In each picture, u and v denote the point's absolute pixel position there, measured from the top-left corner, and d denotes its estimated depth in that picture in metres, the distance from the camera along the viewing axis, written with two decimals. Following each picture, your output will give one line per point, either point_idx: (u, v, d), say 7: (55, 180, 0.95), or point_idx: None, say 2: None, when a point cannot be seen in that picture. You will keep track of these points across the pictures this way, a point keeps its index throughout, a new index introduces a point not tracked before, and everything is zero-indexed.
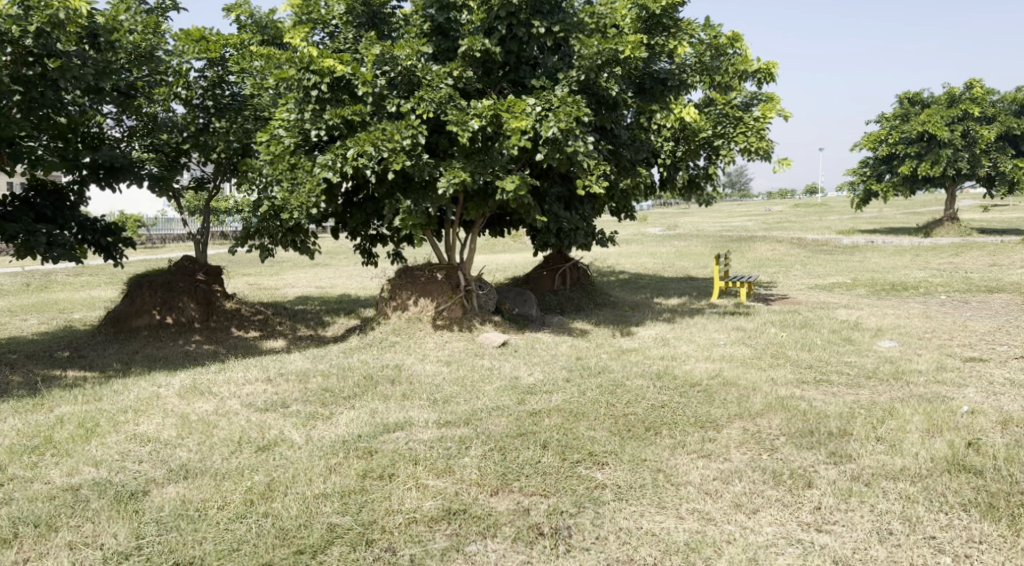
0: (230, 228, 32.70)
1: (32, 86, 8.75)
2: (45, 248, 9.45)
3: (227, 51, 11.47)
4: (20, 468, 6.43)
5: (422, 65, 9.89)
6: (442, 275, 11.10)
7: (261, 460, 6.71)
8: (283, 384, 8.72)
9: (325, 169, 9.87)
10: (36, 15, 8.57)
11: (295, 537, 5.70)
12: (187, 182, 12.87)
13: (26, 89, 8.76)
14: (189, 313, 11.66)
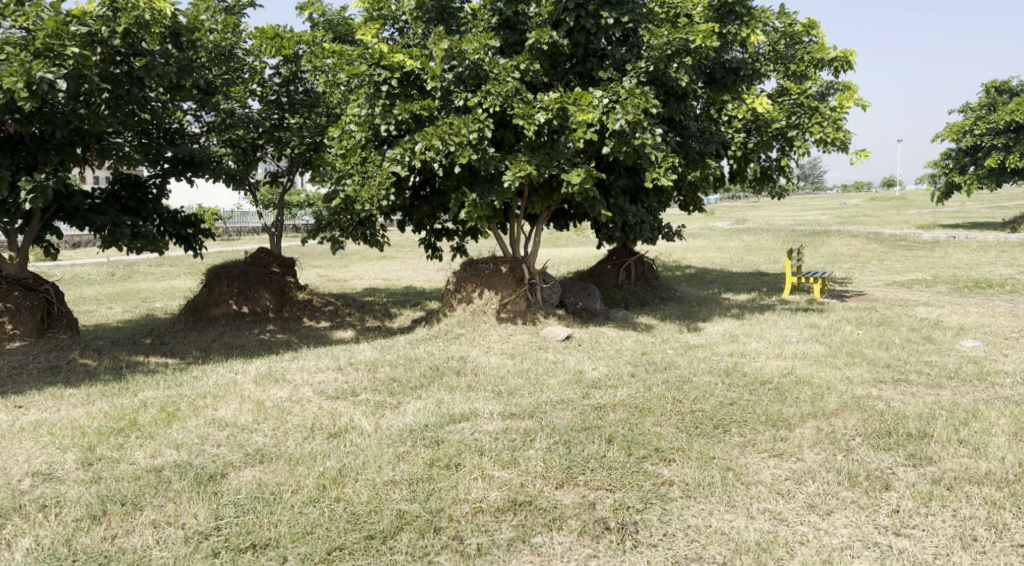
0: (301, 222, 33.38)
1: (120, 84, 9.19)
2: (129, 240, 9.78)
3: (301, 48, 11.69)
4: (108, 449, 6.66)
5: (490, 59, 9.88)
6: (507, 269, 11.10)
7: (332, 446, 6.84)
8: (352, 373, 8.86)
9: (394, 163, 9.97)
10: (124, 16, 8.91)
11: (366, 522, 5.79)
12: (261, 176, 13.15)
13: (114, 87, 9.21)
14: (263, 303, 11.99)
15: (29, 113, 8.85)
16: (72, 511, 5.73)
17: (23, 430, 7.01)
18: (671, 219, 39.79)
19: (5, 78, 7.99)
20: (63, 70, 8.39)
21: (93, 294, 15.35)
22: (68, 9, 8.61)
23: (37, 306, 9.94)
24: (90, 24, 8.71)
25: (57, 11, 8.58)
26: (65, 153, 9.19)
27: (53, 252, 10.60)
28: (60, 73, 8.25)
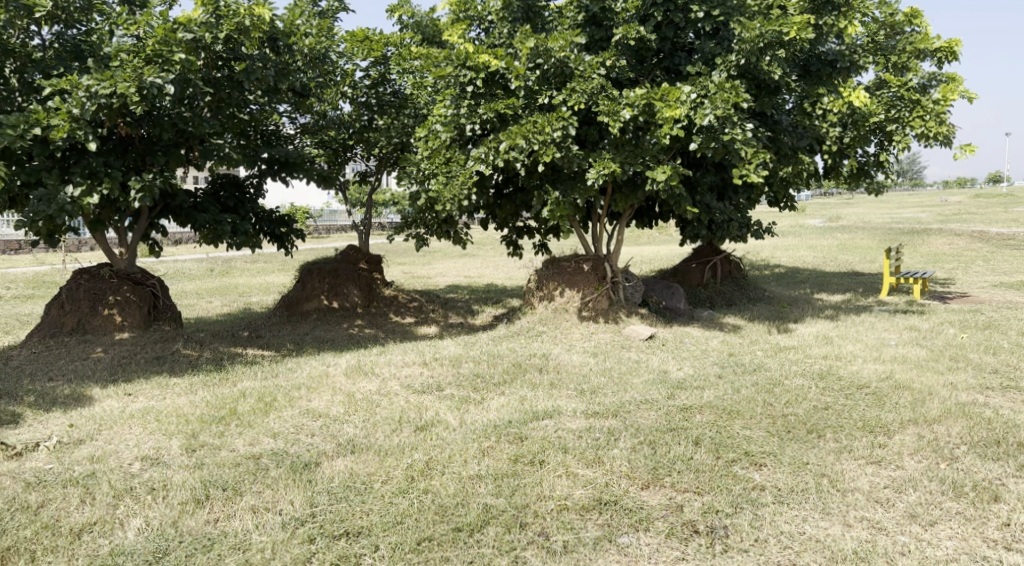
0: (388, 220, 33.99)
1: (221, 87, 9.56)
2: (230, 236, 10.18)
3: (389, 50, 11.85)
4: (210, 436, 6.89)
5: (575, 56, 9.74)
6: (589, 266, 11.04)
7: (419, 439, 6.92)
8: (437, 368, 8.95)
9: (479, 162, 10.01)
10: (225, 23, 9.19)
11: (453, 514, 5.84)
12: (352, 175, 13.44)
13: (215, 90, 9.57)
14: (352, 299, 12.24)
15: (140, 116, 9.31)
16: (178, 494, 5.92)
17: (132, 416, 7.32)
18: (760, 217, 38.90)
19: (119, 83, 8.47)
20: (171, 73, 8.86)
21: (194, 288, 15.92)
22: (176, 17, 8.94)
23: (143, 300, 10.35)
24: (196, 30, 8.96)
25: (166, 20, 8.99)
26: (171, 155, 9.53)
27: (158, 250, 11.01)
28: (168, 78, 8.67)
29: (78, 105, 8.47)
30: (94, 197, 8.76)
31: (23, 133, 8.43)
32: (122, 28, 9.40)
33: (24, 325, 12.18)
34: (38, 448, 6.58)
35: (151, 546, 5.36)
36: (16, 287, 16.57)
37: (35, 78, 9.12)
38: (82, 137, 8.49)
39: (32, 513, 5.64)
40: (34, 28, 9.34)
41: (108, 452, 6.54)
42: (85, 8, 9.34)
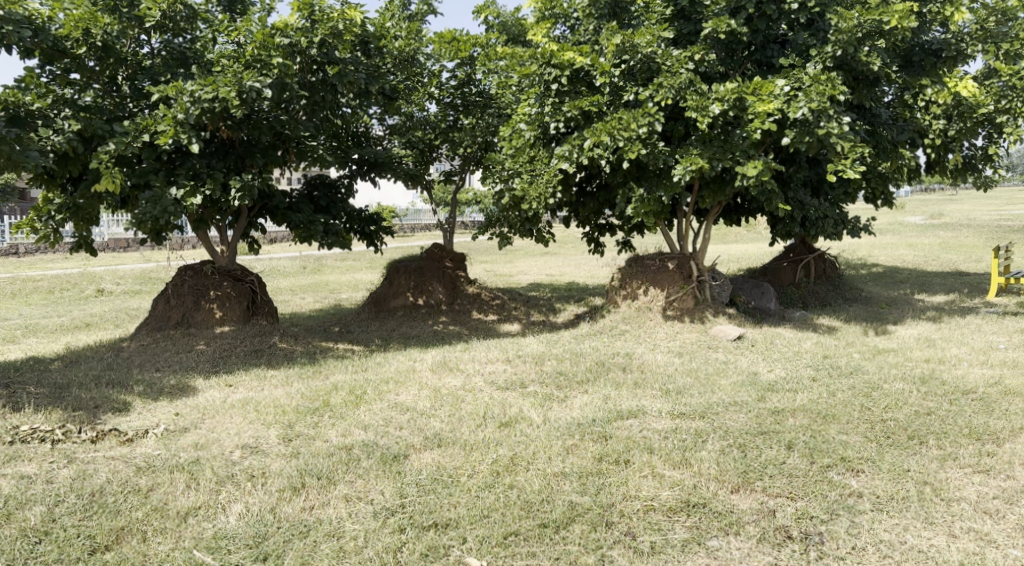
0: (470, 219, 34.28)
1: (316, 91, 9.69)
2: (322, 235, 10.50)
3: (476, 51, 11.91)
4: (305, 426, 7.09)
5: (662, 51, 9.54)
6: (674, 265, 10.86)
7: (504, 435, 6.96)
8: (521, 365, 8.98)
9: (562, 160, 9.91)
10: (320, 27, 9.42)
11: (539, 510, 5.86)
12: (436, 174, 13.57)
13: (311, 94, 9.71)
14: (437, 296, 12.40)
15: (240, 119, 9.54)
16: (276, 482, 6.10)
17: (233, 406, 7.58)
18: (855, 213, 37.71)
19: (220, 88, 8.83)
20: (269, 78, 9.21)
21: (288, 285, 16.41)
22: (273, 22, 9.26)
23: (242, 295, 10.69)
24: (292, 36, 9.29)
25: (264, 26, 9.33)
26: (269, 156, 9.89)
27: (257, 246, 11.38)
28: (266, 82, 8.98)
29: (183, 110, 8.87)
30: (197, 198, 9.13)
31: (133, 138, 8.93)
32: (224, 35, 9.75)
33: (131, 318, 12.76)
34: (148, 435, 6.86)
35: (251, 531, 5.52)
36: (124, 282, 17.37)
37: (144, 85, 9.62)
38: (186, 140, 8.84)
39: (143, 496, 5.85)
40: (144, 37, 9.80)
41: (211, 440, 6.78)
42: (190, 16, 9.70)
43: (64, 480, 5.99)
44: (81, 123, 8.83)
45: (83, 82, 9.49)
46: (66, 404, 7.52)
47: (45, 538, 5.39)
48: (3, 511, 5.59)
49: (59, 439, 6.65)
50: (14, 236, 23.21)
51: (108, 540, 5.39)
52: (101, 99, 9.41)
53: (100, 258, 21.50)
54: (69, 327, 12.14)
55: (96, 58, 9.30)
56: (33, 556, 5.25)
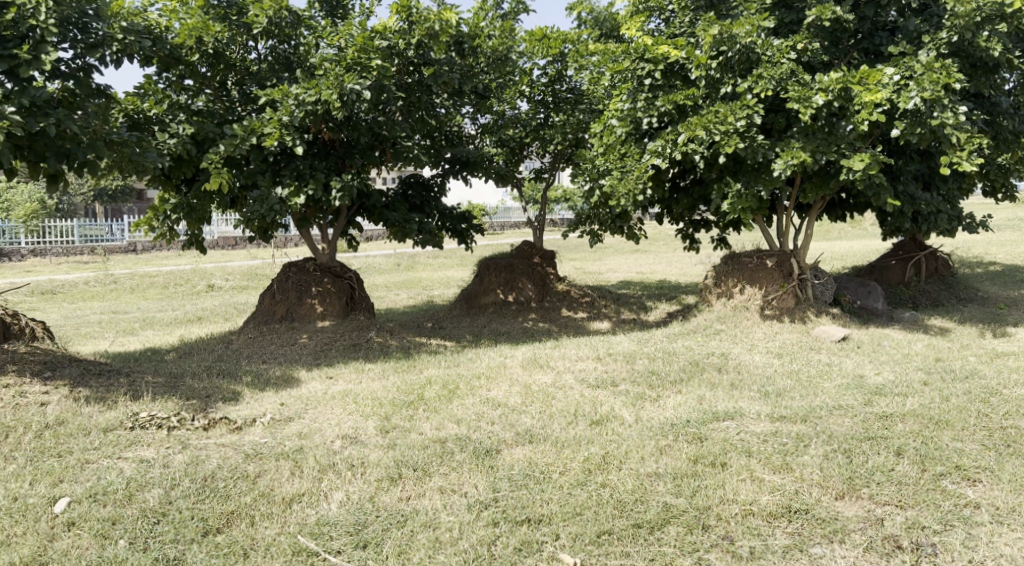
0: (559, 216, 34.24)
1: (413, 92, 9.96)
2: (416, 234, 10.69)
3: (566, 47, 11.78)
4: (400, 419, 7.19)
5: (762, 41, 9.26)
6: (773, 263, 10.55)
7: (595, 433, 6.90)
8: (612, 363, 8.88)
9: (655, 156, 9.68)
10: (417, 29, 9.51)
11: (632, 510, 5.78)
12: (527, 172, 13.54)
13: (407, 95, 9.96)
14: (526, 293, 12.39)
15: (340, 121, 9.89)
16: (374, 472, 6.19)
17: (333, 398, 7.76)
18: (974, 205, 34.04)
19: (323, 91, 9.05)
20: (368, 81, 9.23)
21: (383, 281, 16.73)
22: (373, 26, 9.45)
23: (342, 291, 10.91)
24: (390, 38, 9.52)
25: (364, 29, 9.52)
26: (368, 157, 10.13)
27: (356, 246, 11.60)
28: (365, 84, 9.07)
29: (288, 113, 9.21)
30: (301, 197, 9.46)
31: (241, 140, 9.19)
32: (327, 41, 9.80)
33: (239, 312, 13.21)
34: (255, 423, 7.08)
35: (351, 518, 5.62)
36: (232, 277, 18.05)
37: (252, 90, 9.98)
38: (291, 143, 9.21)
39: (251, 482, 6.02)
40: (252, 43, 10.07)
41: (314, 430, 6.94)
42: (294, 22, 9.78)
43: (179, 465, 6.19)
44: (194, 126, 9.33)
45: (194, 87, 9.88)
46: (180, 393, 7.81)
47: (163, 518, 5.58)
48: (126, 491, 5.79)
49: (174, 426, 6.91)
50: (133, 233, 24.43)
51: (219, 523, 5.56)
52: (212, 104, 9.86)
53: (210, 255, 22.38)
54: (182, 320, 12.64)
55: (207, 65, 9.90)
56: (152, 535, 5.43)
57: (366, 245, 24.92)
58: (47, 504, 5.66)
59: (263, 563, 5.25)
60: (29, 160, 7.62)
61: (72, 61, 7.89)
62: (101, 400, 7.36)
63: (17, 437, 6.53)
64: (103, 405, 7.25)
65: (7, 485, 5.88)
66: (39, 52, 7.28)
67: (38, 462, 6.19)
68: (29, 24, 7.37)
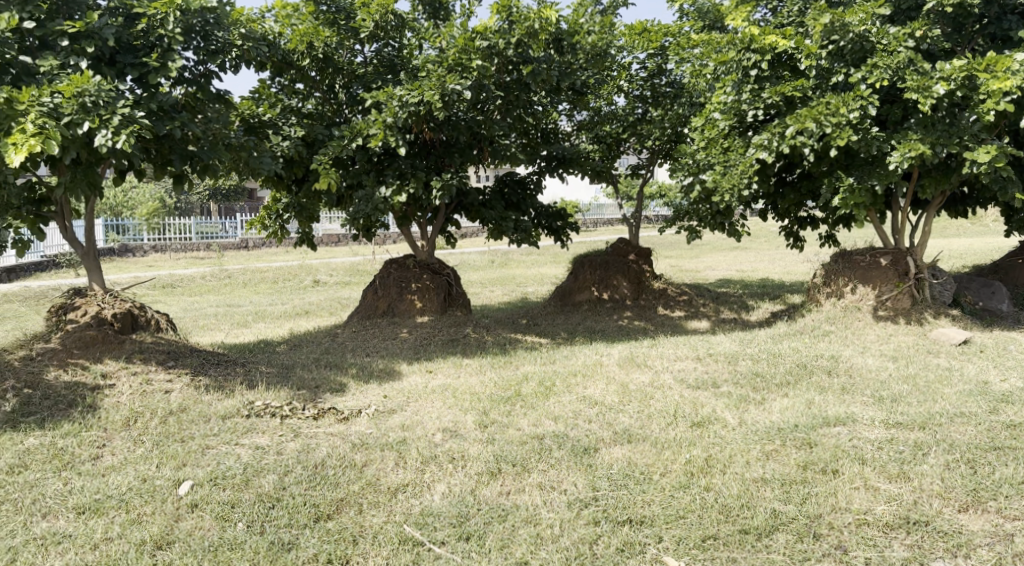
0: (654, 213, 33.76)
1: (510, 91, 9.91)
2: (512, 232, 10.72)
3: (667, 40, 11.54)
4: (499, 414, 7.16)
5: (878, 29, 8.87)
6: (887, 261, 10.09)
7: (696, 435, 6.70)
8: (713, 363, 8.63)
9: (760, 150, 9.30)
10: (517, 28, 9.44)
11: (739, 516, 5.58)
12: (624, 168, 13.26)
13: (505, 94, 9.99)
14: (622, 291, 12.19)
15: (441, 121, 9.94)
16: (474, 466, 6.17)
17: (433, 392, 7.80)
18: None
19: (426, 91, 9.14)
20: (469, 81, 9.45)
21: (478, 278, 16.79)
22: (474, 26, 9.43)
23: (440, 287, 10.96)
24: (491, 38, 9.43)
25: (466, 30, 9.51)
26: (467, 156, 10.25)
27: (454, 243, 11.64)
28: (467, 84, 9.21)
29: (392, 114, 9.24)
30: (403, 196, 9.55)
31: (349, 141, 9.53)
32: (429, 43, 10.12)
33: (343, 307, 13.47)
34: (361, 414, 7.17)
35: (454, 510, 5.60)
36: (335, 273, 18.43)
37: (357, 92, 10.11)
38: (394, 144, 9.25)
39: (358, 471, 6.08)
40: (358, 46, 10.25)
41: (415, 422, 6.98)
42: (400, 25, 9.96)
43: (292, 452, 6.30)
44: (303, 128, 9.61)
45: (306, 91, 10.20)
46: (291, 383, 7.99)
47: (277, 504, 5.65)
48: (243, 476, 5.92)
49: (286, 415, 7.06)
50: (244, 230, 25.30)
51: (330, 510, 5.60)
52: (321, 107, 10.25)
53: (315, 251, 22.97)
54: (289, 314, 12.97)
55: (317, 69, 9.97)
56: (267, 519, 5.50)
57: (462, 242, 25.09)
58: (172, 485, 5.81)
59: (371, 551, 5.24)
60: (155, 161, 7.90)
61: (197, 66, 8.14)
62: (219, 389, 7.60)
63: (144, 422, 6.78)
64: (222, 393, 7.48)
65: (136, 466, 6.07)
66: (166, 59, 7.59)
67: (164, 446, 6.38)
68: (158, 33, 7.70)
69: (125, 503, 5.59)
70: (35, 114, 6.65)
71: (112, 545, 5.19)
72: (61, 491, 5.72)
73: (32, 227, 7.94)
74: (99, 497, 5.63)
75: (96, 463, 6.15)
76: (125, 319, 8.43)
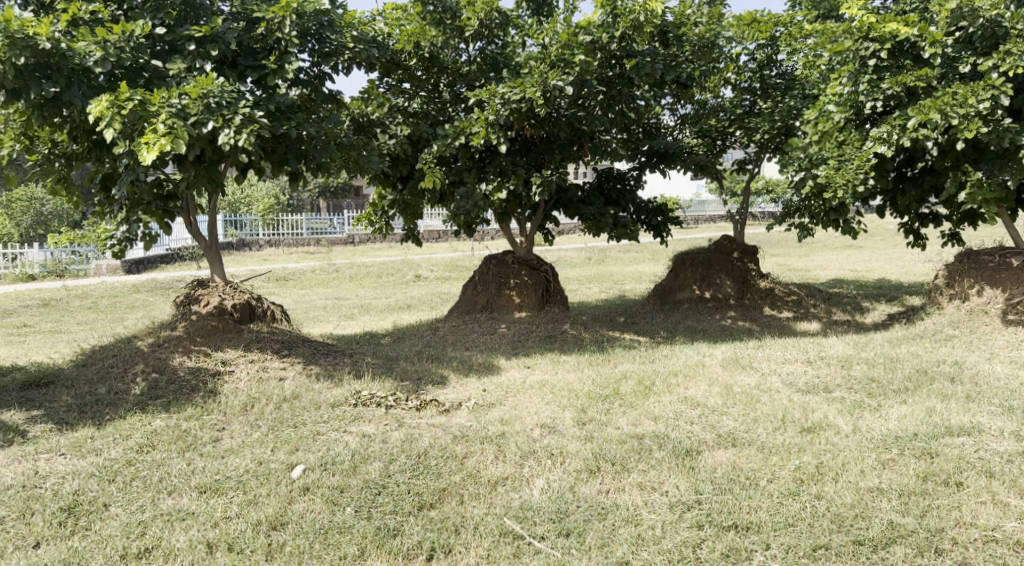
0: (759, 209, 32.87)
1: (613, 86, 9.79)
2: (610, 228, 10.55)
3: (778, 30, 11.12)
4: (597, 412, 7.03)
5: (1011, 13, 8.31)
6: (1019, 263, 9.46)
7: (807, 441, 6.41)
8: (824, 367, 8.26)
9: (878, 143, 8.86)
10: (622, 21, 9.25)
11: (853, 526, 5.29)
12: (729, 163, 12.85)
13: (608, 89, 9.85)
14: (725, 290, 11.81)
15: (541, 118, 9.79)
16: (573, 463, 6.05)
17: (531, 387, 7.74)
18: None
19: (528, 89, 9.06)
20: (571, 76, 9.26)
21: (576, 275, 16.65)
22: (578, 21, 9.32)
23: (538, 284, 10.87)
24: (594, 33, 9.33)
25: (569, 25, 9.43)
26: (567, 152, 10.09)
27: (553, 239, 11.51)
28: (569, 80, 9.05)
29: (494, 112, 9.21)
30: (503, 193, 9.53)
31: (453, 140, 9.50)
32: (532, 39, 10.01)
33: (443, 302, 13.54)
34: (461, 407, 7.17)
35: (554, 506, 5.50)
36: (436, 269, 18.61)
37: (461, 90, 10.13)
38: (496, 141, 9.20)
39: (459, 462, 6.05)
40: (462, 45, 10.24)
41: (514, 417, 6.92)
42: (503, 23, 9.92)
43: (396, 441, 6.34)
44: (410, 128, 9.73)
45: (411, 91, 10.28)
46: (395, 374, 8.07)
47: (383, 490, 5.67)
48: (351, 463, 5.98)
49: (391, 405, 7.11)
50: (351, 225, 25.89)
51: (432, 499, 5.59)
52: (426, 106, 10.26)
53: (417, 246, 23.29)
54: (392, 307, 13.14)
55: (423, 68, 10.08)
56: (374, 505, 5.52)
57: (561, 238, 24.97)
58: (285, 469, 5.91)
59: (472, 542, 5.19)
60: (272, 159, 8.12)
61: (311, 69, 8.29)
62: (329, 377, 7.74)
63: (260, 407, 6.94)
64: (330, 382, 7.61)
65: (253, 450, 6.21)
66: (283, 61, 7.78)
67: (278, 431, 6.52)
68: (276, 36, 7.85)
69: (242, 485, 5.71)
70: (165, 114, 6.88)
71: (230, 523, 5.28)
72: (185, 471, 5.88)
73: (159, 222, 8.18)
74: (219, 478, 5.76)
75: (216, 445, 6.31)
76: (243, 310, 8.62)
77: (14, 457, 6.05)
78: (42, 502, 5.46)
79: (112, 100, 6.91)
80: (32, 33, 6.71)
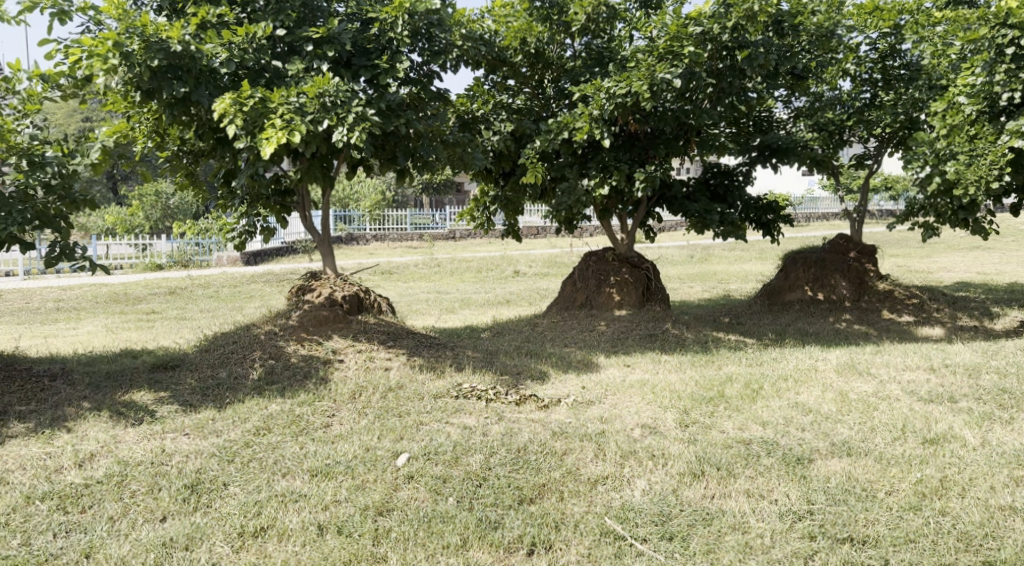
0: (876, 208, 31.57)
1: (723, 78, 9.40)
2: (717, 224, 10.28)
3: (903, 18, 10.62)
4: (701, 414, 6.83)
5: None
6: None
7: (929, 453, 6.04)
8: (948, 376, 7.80)
9: (1015, 136, 8.38)
10: (734, 11, 8.93)
11: (982, 546, 4.95)
12: (848, 159, 12.33)
13: (717, 81, 9.48)
14: (840, 291, 11.38)
15: (648, 112, 9.65)
16: (676, 465, 5.88)
17: (633, 386, 7.58)
18: None
19: (634, 82, 8.85)
20: (679, 68, 8.99)
21: (679, 273, 16.32)
22: (688, 12, 9.09)
23: (639, 281, 10.68)
24: (704, 23, 9.04)
25: (679, 17, 9.17)
26: (672, 148, 9.85)
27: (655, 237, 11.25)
28: (677, 73, 8.83)
29: (599, 106, 9.11)
30: (604, 188, 9.36)
31: (555, 136, 9.43)
32: (640, 32, 9.78)
33: (543, 298, 13.47)
34: (561, 404, 7.08)
35: (656, 508, 5.35)
36: (536, 265, 18.57)
37: (566, 85, 10.12)
38: (599, 136, 9.09)
39: (559, 458, 5.97)
40: (568, 41, 10.16)
41: (614, 415, 6.79)
42: (610, 17, 9.76)
43: (497, 435, 6.31)
44: (514, 124, 9.70)
45: (516, 88, 10.24)
46: (496, 368, 8.05)
47: (484, 483, 5.64)
48: (452, 454, 5.97)
49: (491, 399, 7.09)
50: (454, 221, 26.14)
51: (532, 494, 5.53)
52: (530, 102, 10.19)
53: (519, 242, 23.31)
54: (493, 302, 13.16)
55: (528, 64, 10.04)
56: (476, 497, 5.50)
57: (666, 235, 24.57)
58: (391, 457, 5.95)
59: (574, 539, 5.10)
60: (381, 155, 8.24)
61: (421, 67, 8.38)
62: (432, 369, 7.79)
63: (367, 396, 7.04)
64: (433, 373, 7.67)
65: (360, 437, 6.29)
66: (394, 61, 7.89)
67: (384, 420, 6.58)
68: (389, 36, 7.99)
69: (351, 470, 5.78)
70: (285, 111, 7.04)
71: (339, 508, 5.35)
72: (298, 454, 6.00)
73: (278, 215, 8.39)
74: (330, 462, 5.86)
75: (326, 431, 6.42)
76: (352, 301, 8.77)
77: (143, 435, 6.30)
78: (168, 478, 5.66)
79: (234, 98, 7.11)
80: (165, 36, 7.01)
